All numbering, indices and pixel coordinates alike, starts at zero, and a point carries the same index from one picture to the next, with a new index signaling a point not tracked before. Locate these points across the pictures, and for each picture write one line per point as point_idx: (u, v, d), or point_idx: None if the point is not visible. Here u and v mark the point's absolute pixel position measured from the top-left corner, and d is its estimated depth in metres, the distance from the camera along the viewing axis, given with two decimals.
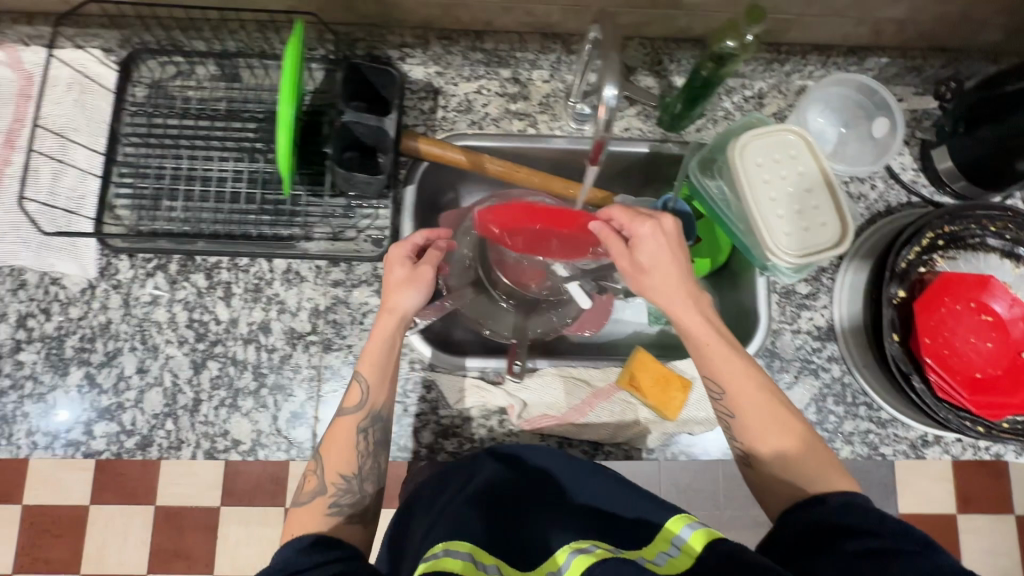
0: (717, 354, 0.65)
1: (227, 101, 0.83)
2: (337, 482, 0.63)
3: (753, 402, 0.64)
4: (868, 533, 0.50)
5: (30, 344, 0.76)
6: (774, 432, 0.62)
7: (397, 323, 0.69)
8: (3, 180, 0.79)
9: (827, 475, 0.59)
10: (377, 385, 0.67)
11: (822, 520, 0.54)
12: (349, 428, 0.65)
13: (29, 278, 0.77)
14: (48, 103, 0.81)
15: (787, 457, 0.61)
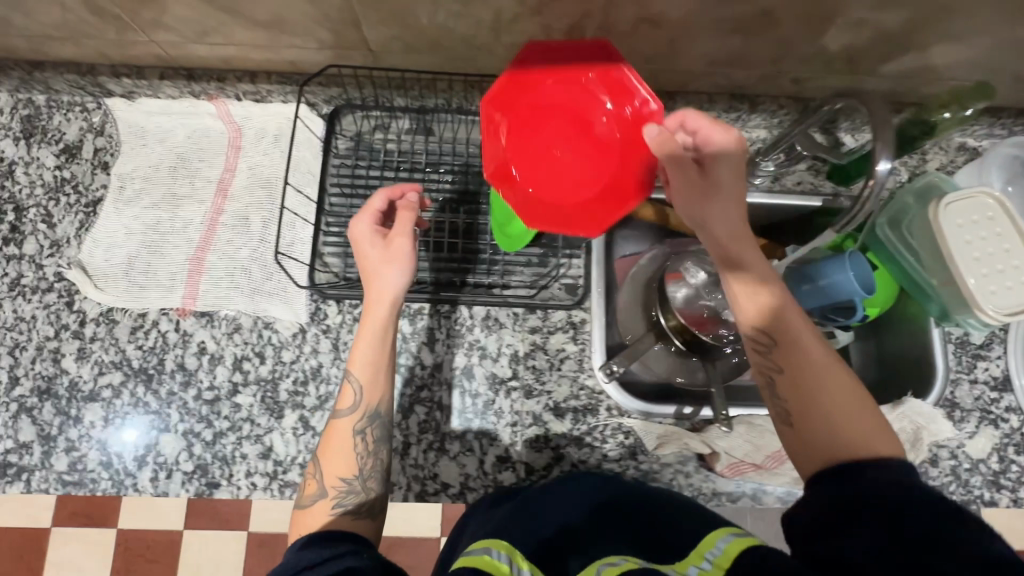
0: (746, 295, 0.58)
1: (424, 154, 0.88)
2: (338, 485, 0.62)
3: (792, 345, 0.56)
4: (882, 501, 0.44)
5: (245, 387, 0.79)
6: (807, 380, 0.54)
7: (391, 307, 0.68)
8: (218, 228, 0.83)
9: (859, 427, 0.50)
10: (371, 386, 0.66)
11: (864, 488, 0.46)
12: (345, 429, 0.65)
13: (241, 323, 0.81)
14: (258, 155, 0.86)
15: (825, 407, 0.52)
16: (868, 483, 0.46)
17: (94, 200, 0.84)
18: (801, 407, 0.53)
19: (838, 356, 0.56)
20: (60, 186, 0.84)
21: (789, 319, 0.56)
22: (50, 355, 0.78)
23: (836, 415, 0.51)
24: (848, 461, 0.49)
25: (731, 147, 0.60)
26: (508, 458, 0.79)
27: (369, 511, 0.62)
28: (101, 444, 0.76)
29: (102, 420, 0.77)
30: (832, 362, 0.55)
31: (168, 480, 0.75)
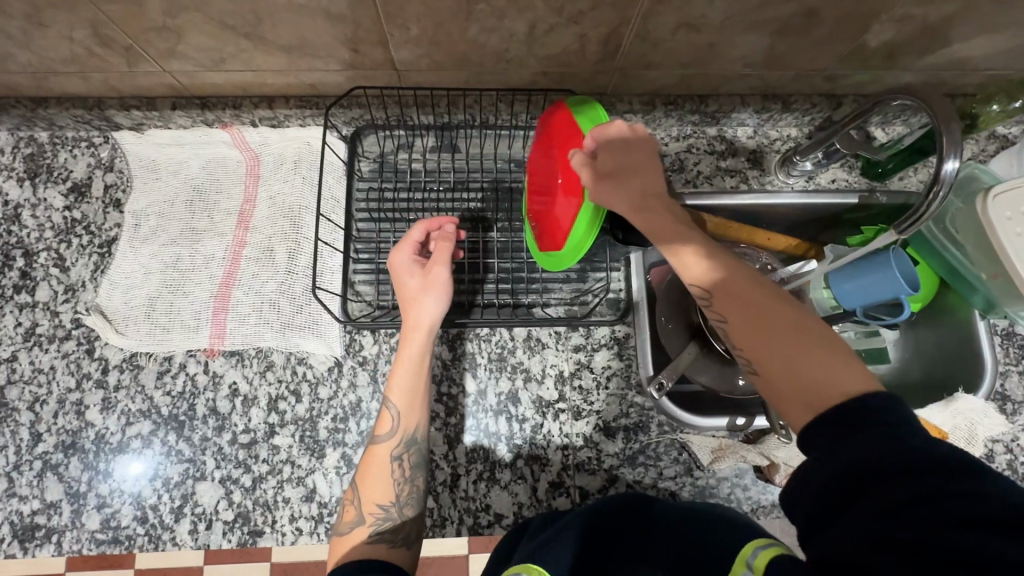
0: (677, 251, 0.56)
1: (452, 172, 0.85)
2: (376, 512, 0.58)
3: (738, 293, 0.51)
4: (891, 471, 0.36)
5: (283, 428, 0.75)
6: (755, 320, 0.49)
7: (427, 337, 0.66)
8: (241, 261, 0.80)
9: (824, 366, 0.44)
10: (409, 409, 0.63)
11: (847, 443, 0.39)
12: (383, 457, 0.61)
13: (270, 362, 0.77)
14: (278, 183, 0.83)
15: (787, 346, 0.46)
16: (842, 436, 0.40)
17: (108, 239, 0.80)
18: (757, 358, 0.48)
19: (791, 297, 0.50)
20: (72, 227, 0.80)
21: (726, 272, 0.53)
22: (73, 407, 0.74)
23: (808, 355, 0.45)
24: (837, 408, 0.41)
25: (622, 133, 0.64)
26: (561, 484, 0.76)
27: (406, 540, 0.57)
28: (136, 497, 0.72)
29: (132, 471, 0.73)
30: (781, 304, 0.49)
31: (208, 531, 0.71)
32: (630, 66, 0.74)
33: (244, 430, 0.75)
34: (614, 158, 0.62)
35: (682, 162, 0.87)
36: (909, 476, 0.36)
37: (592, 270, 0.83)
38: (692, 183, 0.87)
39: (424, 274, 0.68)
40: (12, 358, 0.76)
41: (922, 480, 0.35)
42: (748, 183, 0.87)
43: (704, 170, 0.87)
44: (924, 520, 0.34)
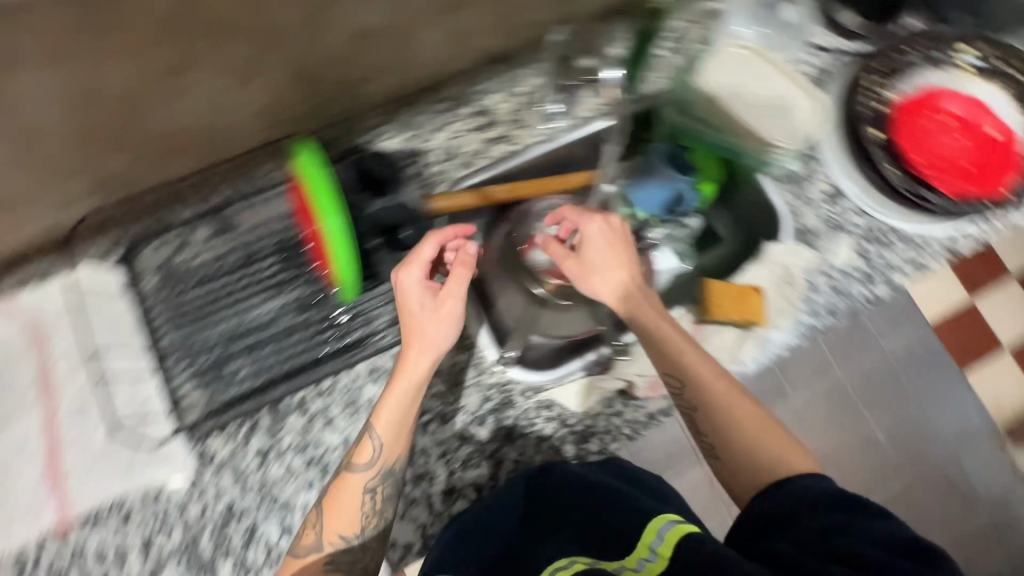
0: (676, 348, 0.68)
1: (238, 249, 0.83)
2: (337, 541, 0.66)
3: (713, 409, 0.67)
4: (834, 508, 0.56)
5: (165, 563, 0.75)
6: (703, 403, 0.67)
7: (379, 410, 0.66)
8: (60, 426, 0.76)
9: (760, 437, 0.65)
10: (342, 520, 0.66)
11: (759, 458, 0.64)
12: (357, 488, 0.66)
13: (136, 503, 0.75)
14: (66, 334, 0.79)
15: (755, 457, 0.64)
16: (808, 492, 0.58)
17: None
18: (709, 416, 0.67)
19: (744, 399, 0.67)
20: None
21: (705, 383, 0.67)
22: None
23: (756, 454, 0.64)
24: (768, 488, 0.61)
25: (605, 227, 0.72)
26: (454, 491, 0.78)
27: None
28: None
29: None
30: (723, 371, 0.69)
31: None
32: (344, 90, 0.75)
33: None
34: (458, 308, 0.68)
35: (443, 153, 0.88)
36: (846, 508, 0.55)
37: None
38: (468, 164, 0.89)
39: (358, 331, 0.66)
40: None
41: (821, 507, 0.56)
42: (517, 142, 0.90)
43: (472, 148, 0.89)
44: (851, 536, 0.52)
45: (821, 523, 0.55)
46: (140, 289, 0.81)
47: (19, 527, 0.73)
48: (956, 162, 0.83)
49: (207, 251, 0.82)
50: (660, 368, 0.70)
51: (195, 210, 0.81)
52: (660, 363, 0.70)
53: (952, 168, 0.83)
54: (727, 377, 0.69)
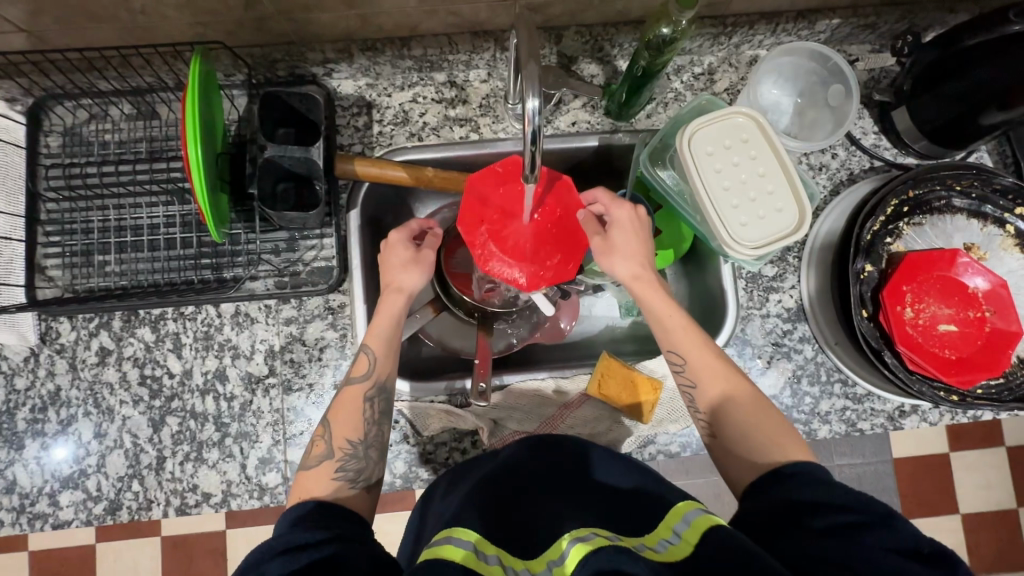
0: (677, 332, 0.66)
1: (663, 102, 0.82)
2: (344, 447, 0.61)
3: (736, 402, 0.61)
4: (842, 508, 0.47)
5: (336, 363, 0.76)
6: (705, 396, 0.63)
7: (404, 301, 0.70)
8: (415, 129, 0.81)
9: (769, 434, 0.58)
10: (385, 355, 0.67)
11: (792, 495, 0.50)
12: (357, 396, 0.64)
13: (333, 301, 0.77)
14: (474, 54, 0.78)
15: (761, 438, 0.58)
16: (819, 485, 0.50)
17: (178, 189, 0.76)
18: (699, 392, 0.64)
19: (734, 370, 0.64)
20: (134, 147, 0.77)
21: (698, 363, 0.64)
22: (209, 256, 0.76)
23: (752, 457, 0.57)
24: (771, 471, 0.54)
25: (632, 218, 0.71)
26: (691, 442, 0.78)
27: (367, 483, 0.61)
28: (236, 351, 0.76)
29: (236, 325, 0.76)
30: (756, 393, 0.62)
31: (275, 396, 0.75)
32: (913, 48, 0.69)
33: (294, 342, 0.76)
34: (616, 232, 0.70)
35: (846, 173, 0.83)
36: (847, 516, 0.46)
37: (788, 254, 0.82)
38: (914, 206, 0.78)
39: (633, 221, 0.71)
40: (153, 177, 0.76)
41: (838, 535, 0.45)
42: (970, 221, 0.78)
43: (933, 199, 0.78)
44: (861, 541, 0.44)
45: (808, 530, 0.46)
46: (336, 88, 0.79)
47: (205, 263, 0.76)
48: (937, 343, 0.73)
49: (400, 127, 0.80)
50: (664, 346, 0.66)
51: (424, 72, 0.80)
52: (662, 343, 0.67)
53: (930, 350, 0.72)
54: (742, 384, 0.63)
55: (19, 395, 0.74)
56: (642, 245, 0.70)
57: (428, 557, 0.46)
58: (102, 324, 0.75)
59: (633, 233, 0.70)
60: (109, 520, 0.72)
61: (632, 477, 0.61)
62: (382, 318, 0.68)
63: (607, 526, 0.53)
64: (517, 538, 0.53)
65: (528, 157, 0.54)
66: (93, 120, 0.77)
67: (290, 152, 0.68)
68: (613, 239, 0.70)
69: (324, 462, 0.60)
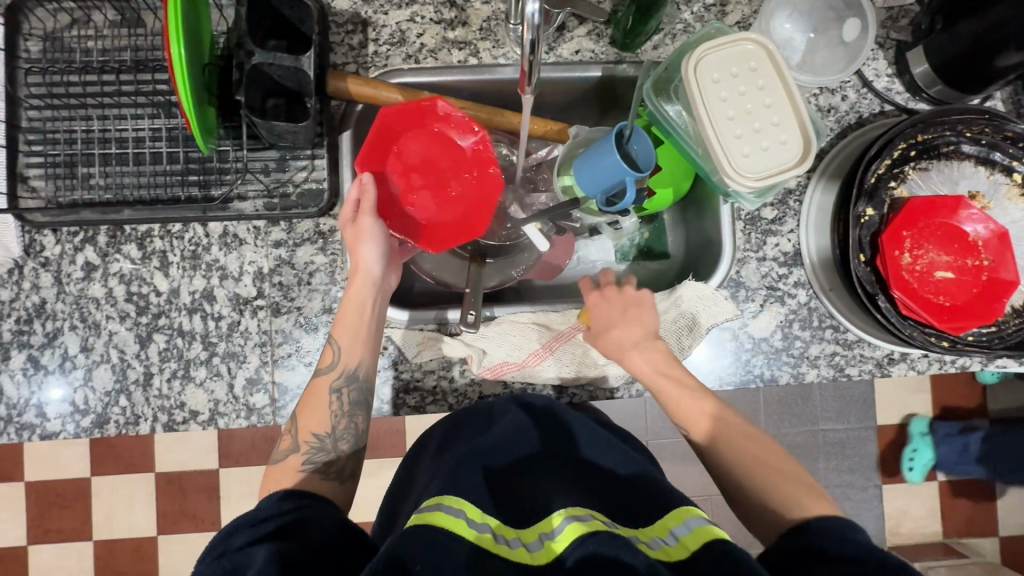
0: (679, 396, 0.66)
1: (672, 32, 0.79)
2: (310, 440, 0.63)
3: (727, 440, 0.63)
4: (842, 559, 0.48)
5: (324, 288, 0.75)
6: (717, 451, 0.63)
7: (369, 287, 0.68)
8: (412, 51, 0.77)
9: (782, 489, 0.58)
10: (350, 346, 0.66)
11: (805, 546, 0.51)
12: (323, 388, 0.65)
13: (323, 225, 0.76)
14: None
15: (777, 501, 0.58)
16: (828, 542, 0.50)
17: (164, 102, 0.74)
18: (714, 443, 0.64)
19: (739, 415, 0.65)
20: (118, 55, 0.74)
21: (707, 427, 0.65)
22: (196, 174, 0.74)
23: (768, 508, 0.58)
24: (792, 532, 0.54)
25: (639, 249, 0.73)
26: None
27: (339, 474, 0.63)
28: (224, 272, 0.75)
29: (224, 246, 0.75)
30: (761, 439, 0.63)
31: (261, 319, 0.75)
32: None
33: (283, 265, 0.75)
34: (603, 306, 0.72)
35: (855, 116, 0.80)
36: (846, 566, 0.47)
37: (791, 198, 0.81)
38: (924, 150, 0.76)
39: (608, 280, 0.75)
40: (137, 87, 0.74)
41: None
42: (977, 168, 0.76)
43: (944, 144, 0.76)
44: None
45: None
46: (331, 4, 0.76)
47: (192, 181, 0.74)
48: (932, 289, 0.72)
49: (396, 47, 0.77)
50: (670, 410, 0.67)
51: None
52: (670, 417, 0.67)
53: (926, 296, 0.71)
54: (748, 429, 0.64)
55: (4, 307, 0.73)
56: (622, 308, 0.72)
57: (414, 524, 0.47)
58: (88, 239, 0.74)
59: (617, 302, 0.72)
60: (96, 433, 0.73)
61: (627, 463, 0.61)
62: (348, 309, 0.67)
63: (600, 510, 0.53)
64: (513, 513, 0.54)
65: (525, 65, 0.53)
66: (75, 25, 0.74)
67: (280, 60, 0.65)
68: (593, 322, 0.72)
69: (291, 456, 0.62)
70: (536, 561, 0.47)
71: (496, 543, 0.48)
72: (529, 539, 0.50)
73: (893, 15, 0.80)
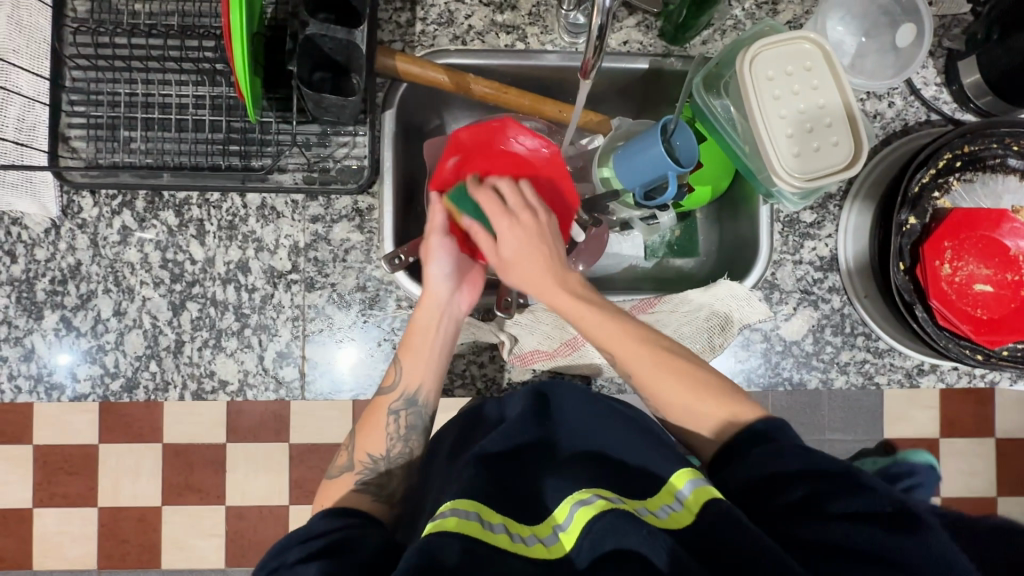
0: (590, 325, 0.63)
1: (723, 28, 0.78)
2: (365, 460, 0.65)
3: (640, 373, 0.62)
4: (801, 480, 0.50)
5: (357, 267, 0.75)
6: (644, 378, 0.62)
7: (434, 312, 0.68)
8: (459, 33, 0.77)
9: (709, 400, 0.60)
10: (412, 367, 0.68)
11: (754, 468, 0.53)
12: (383, 408, 0.67)
13: (360, 203, 0.75)
14: None
15: (711, 417, 0.60)
16: (775, 454, 0.52)
17: (209, 70, 0.73)
18: (646, 381, 0.62)
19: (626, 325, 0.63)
20: (164, 20, 0.73)
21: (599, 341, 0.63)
22: (236, 144, 0.73)
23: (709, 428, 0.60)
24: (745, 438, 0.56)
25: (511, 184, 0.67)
26: None
27: (384, 497, 0.63)
28: (259, 244, 0.74)
29: (260, 218, 0.75)
30: (624, 341, 0.62)
31: (291, 292, 0.74)
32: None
33: (319, 240, 0.75)
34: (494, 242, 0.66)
35: (900, 124, 0.80)
36: (813, 484, 0.49)
37: (830, 203, 0.80)
38: (969, 163, 0.75)
39: (516, 197, 0.67)
40: (182, 52, 0.73)
41: (806, 509, 0.48)
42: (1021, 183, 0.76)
43: (991, 157, 0.75)
44: (820, 512, 0.48)
45: (780, 505, 0.49)
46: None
47: (233, 150, 0.73)
48: (971, 302, 0.71)
49: (444, 28, 0.77)
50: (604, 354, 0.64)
51: None
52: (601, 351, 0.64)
53: (963, 308, 0.71)
54: (686, 367, 0.62)
55: (39, 266, 0.73)
56: (547, 248, 0.65)
57: (434, 532, 0.46)
58: (126, 203, 0.74)
59: (535, 235, 0.65)
60: (126, 398, 0.73)
61: (636, 448, 0.58)
62: (415, 333, 0.68)
63: (608, 488, 0.53)
64: (527, 506, 0.54)
65: (591, 50, 0.56)
66: None
67: (333, 32, 0.65)
68: (504, 255, 0.65)
69: (344, 475, 0.64)
70: (553, 554, 0.48)
71: (512, 543, 0.48)
72: (544, 534, 0.50)
73: (946, 24, 0.79)
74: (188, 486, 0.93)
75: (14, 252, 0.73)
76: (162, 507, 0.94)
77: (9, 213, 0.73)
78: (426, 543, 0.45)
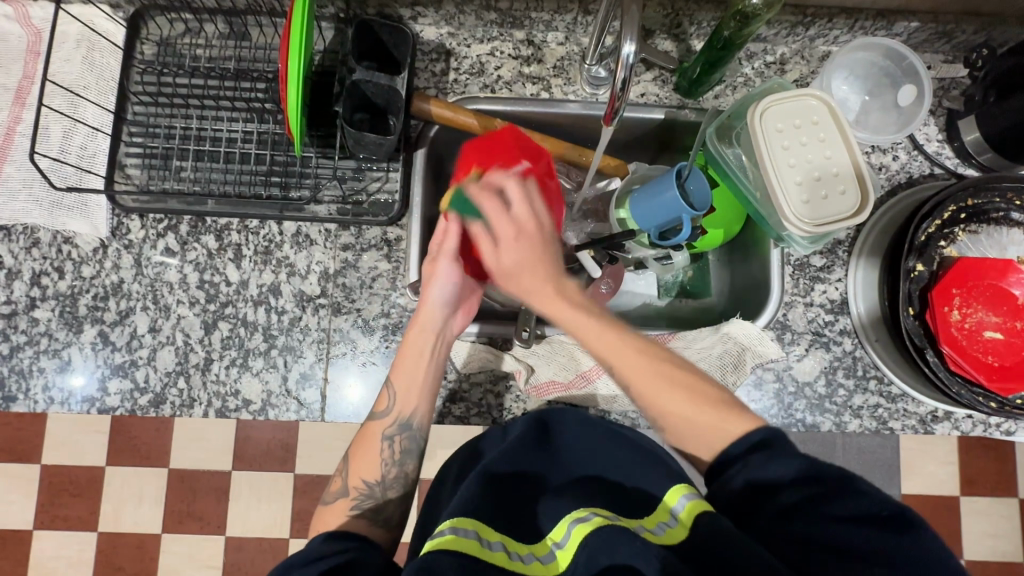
0: (579, 327, 0.60)
1: (735, 85, 0.84)
2: (358, 488, 0.63)
3: (630, 366, 0.59)
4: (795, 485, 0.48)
5: (381, 294, 0.78)
6: (619, 362, 0.59)
7: (428, 331, 0.68)
8: (489, 81, 0.83)
9: (715, 419, 0.55)
10: (405, 396, 0.67)
11: (760, 475, 0.50)
12: (375, 435, 0.66)
13: (389, 234, 0.80)
14: (556, 14, 0.80)
15: (704, 435, 0.55)
16: (770, 467, 0.49)
17: (258, 108, 0.80)
18: (631, 381, 0.59)
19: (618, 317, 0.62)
20: (222, 64, 0.80)
21: (587, 341, 0.60)
22: (277, 177, 0.79)
23: (712, 442, 0.55)
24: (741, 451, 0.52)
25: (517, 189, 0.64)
26: None
27: (383, 525, 0.63)
28: (291, 268, 0.78)
29: (293, 244, 0.79)
30: (620, 338, 0.60)
31: (316, 314, 0.78)
32: None
33: (348, 268, 0.79)
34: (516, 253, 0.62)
35: (905, 176, 0.83)
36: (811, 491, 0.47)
37: (838, 248, 0.83)
38: (973, 214, 0.78)
39: (522, 207, 0.64)
40: (233, 93, 0.79)
41: (796, 517, 0.47)
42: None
43: (995, 209, 0.78)
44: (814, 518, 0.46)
45: (773, 510, 0.48)
46: (420, 33, 0.82)
47: (274, 181, 0.78)
48: (982, 348, 0.73)
49: (475, 77, 0.83)
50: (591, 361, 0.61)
51: (504, 28, 0.83)
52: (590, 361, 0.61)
53: (974, 354, 0.72)
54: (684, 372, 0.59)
55: (84, 283, 0.77)
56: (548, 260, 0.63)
57: (434, 549, 0.46)
58: (171, 227, 0.78)
59: (539, 241, 0.63)
60: (152, 412, 0.75)
61: (634, 471, 0.59)
62: (407, 355, 0.68)
63: (606, 507, 0.54)
64: (517, 523, 0.54)
65: (614, 97, 0.61)
66: (188, 34, 0.81)
67: (376, 78, 0.71)
68: (507, 264, 0.62)
69: (339, 502, 0.63)
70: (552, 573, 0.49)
71: (510, 561, 0.49)
72: (541, 552, 0.51)
73: (946, 87, 0.84)
74: (191, 514, 0.92)
75: (63, 269, 0.77)
76: (161, 536, 0.92)
77: (62, 232, 0.78)
78: (424, 561, 0.45)
